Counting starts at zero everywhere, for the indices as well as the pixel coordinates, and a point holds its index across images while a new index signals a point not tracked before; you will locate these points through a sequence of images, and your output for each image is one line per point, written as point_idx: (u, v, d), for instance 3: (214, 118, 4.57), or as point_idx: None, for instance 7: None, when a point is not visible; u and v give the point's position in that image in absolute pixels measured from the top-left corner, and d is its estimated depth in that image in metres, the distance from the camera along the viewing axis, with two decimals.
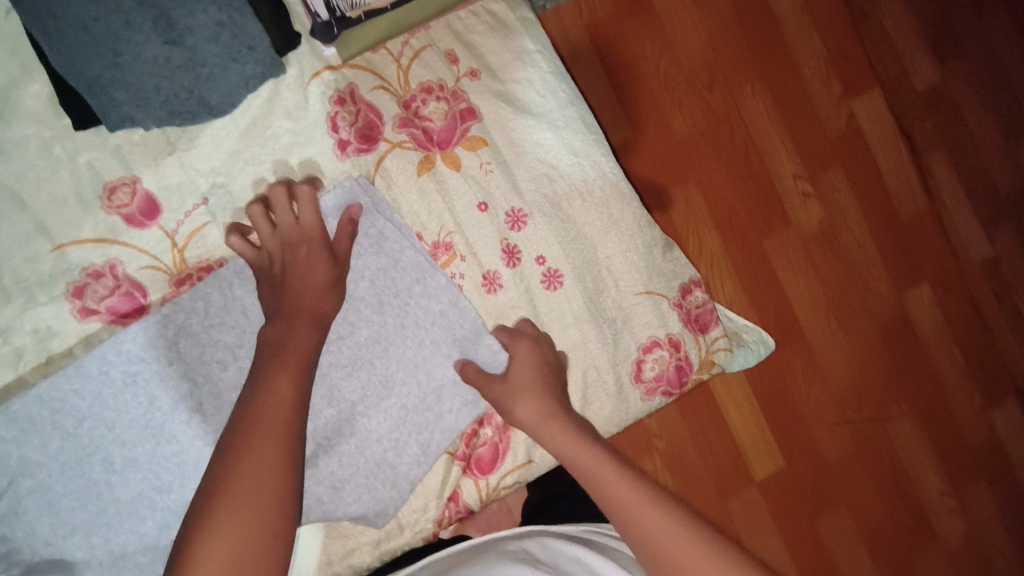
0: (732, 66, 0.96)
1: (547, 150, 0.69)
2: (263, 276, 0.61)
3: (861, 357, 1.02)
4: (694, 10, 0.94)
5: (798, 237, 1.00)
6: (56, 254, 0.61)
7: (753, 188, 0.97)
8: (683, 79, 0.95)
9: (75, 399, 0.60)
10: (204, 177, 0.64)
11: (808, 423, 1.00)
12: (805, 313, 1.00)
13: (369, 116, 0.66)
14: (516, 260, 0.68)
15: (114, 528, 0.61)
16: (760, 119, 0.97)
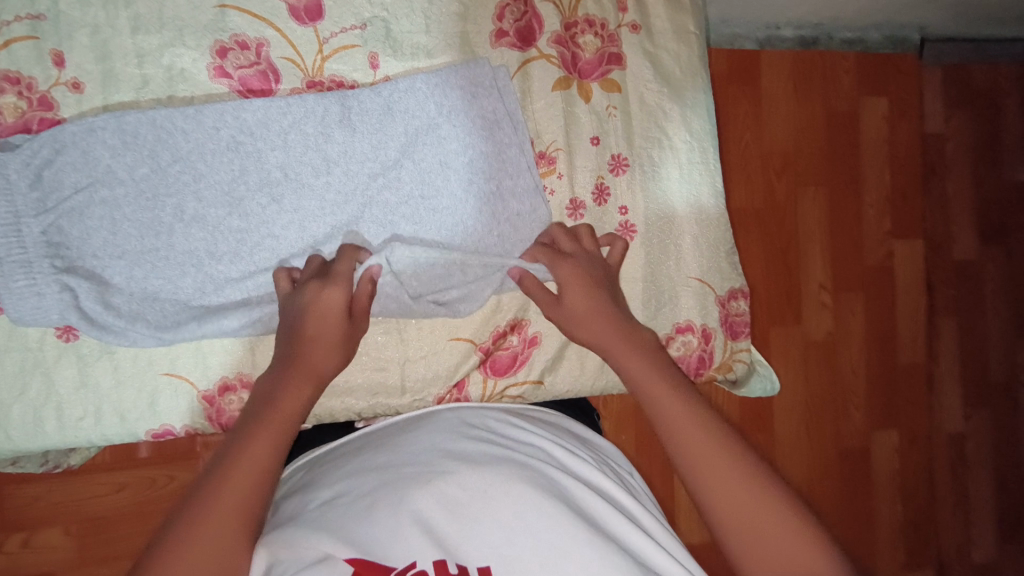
0: (804, 164, 1.08)
1: (668, 120, 0.75)
2: (394, 112, 0.66)
3: (814, 472, 1.13)
4: (792, 103, 1.06)
5: (803, 341, 1.11)
6: (217, 11, 0.64)
7: (781, 280, 1.08)
8: (759, 157, 1.06)
9: (179, 140, 0.62)
10: (370, 7, 0.67)
11: None
12: (781, 407, 1.11)
13: (532, 21, 0.71)
14: (604, 199, 0.73)
15: (156, 269, 0.62)
16: (811, 221, 1.09)
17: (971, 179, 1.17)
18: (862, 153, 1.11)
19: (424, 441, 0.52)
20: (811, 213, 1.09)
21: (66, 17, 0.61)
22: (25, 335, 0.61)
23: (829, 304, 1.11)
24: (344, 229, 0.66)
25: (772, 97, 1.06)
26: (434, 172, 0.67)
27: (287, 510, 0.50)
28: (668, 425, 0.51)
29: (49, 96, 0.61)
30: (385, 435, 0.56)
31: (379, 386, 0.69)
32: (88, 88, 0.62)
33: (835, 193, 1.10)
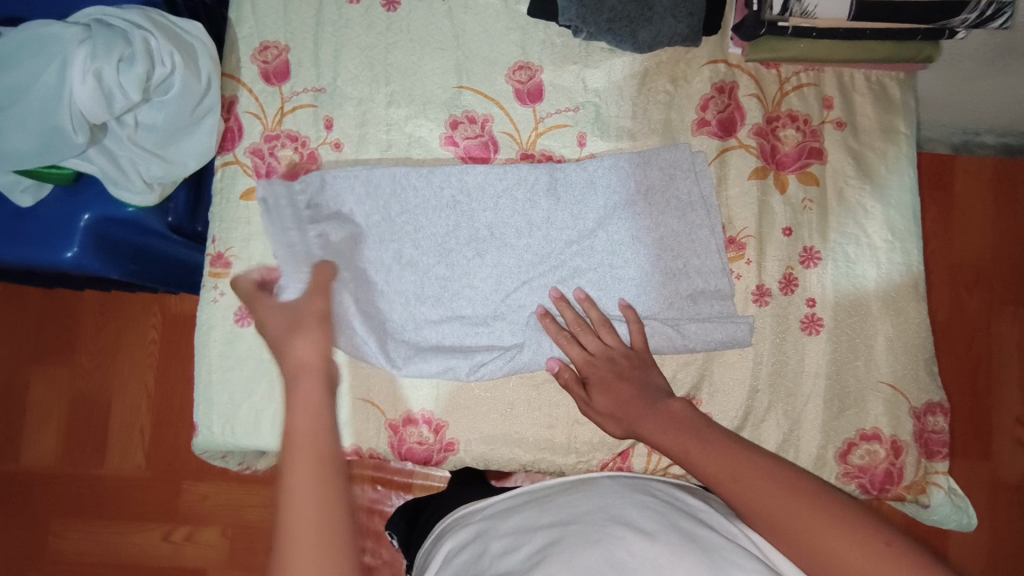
0: (1004, 282, 1.11)
1: (868, 216, 0.73)
2: (596, 188, 0.72)
3: None
4: (990, 220, 1.12)
5: (989, 472, 1.10)
6: (455, 91, 0.74)
7: (968, 397, 1.11)
8: (950, 269, 1.12)
9: (411, 194, 0.72)
10: (585, 93, 0.75)
11: None
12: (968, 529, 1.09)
13: (734, 113, 0.74)
14: (791, 289, 0.72)
15: (372, 303, 0.71)
16: (1005, 341, 1.11)
17: None
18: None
19: (582, 504, 0.55)
20: (1004, 332, 1.12)
21: (341, 91, 0.74)
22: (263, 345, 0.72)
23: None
24: (536, 288, 0.71)
25: (968, 210, 1.12)
26: (621, 245, 0.71)
27: (462, 559, 0.54)
28: (756, 490, 0.50)
29: (316, 152, 0.73)
30: (547, 494, 0.59)
31: (546, 442, 0.71)
32: (346, 148, 0.74)
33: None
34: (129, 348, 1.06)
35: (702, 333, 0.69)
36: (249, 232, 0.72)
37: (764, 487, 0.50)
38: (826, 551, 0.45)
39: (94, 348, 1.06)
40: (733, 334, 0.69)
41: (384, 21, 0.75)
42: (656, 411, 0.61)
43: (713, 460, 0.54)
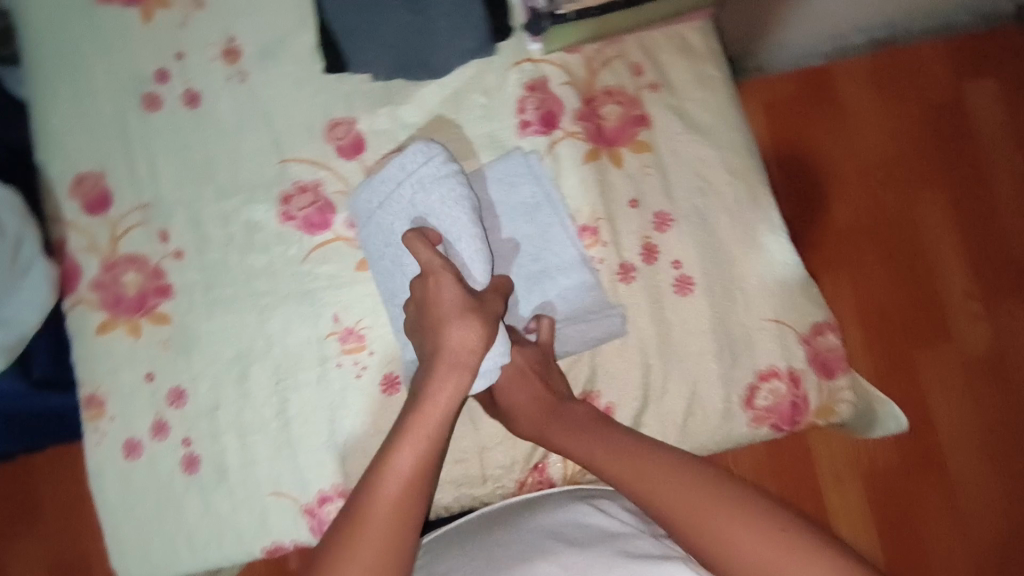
0: (910, 172, 1.23)
1: (707, 166, 0.73)
2: None
3: (1004, 498, 1.17)
4: (881, 121, 1.24)
5: (959, 357, 1.20)
6: (279, 167, 0.74)
7: (911, 287, 1.21)
8: (860, 173, 1.23)
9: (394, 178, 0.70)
10: (405, 129, 0.75)
11: (928, 536, 1.16)
12: (947, 413, 1.19)
13: (552, 104, 0.74)
14: (654, 258, 0.72)
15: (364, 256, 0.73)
16: (932, 223, 1.23)
17: None
18: (974, 144, 1.25)
19: (525, 536, 0.57)
20: (927, 215, 1.23)
21: (167, 201, 0.74)
22: (161, 470, 0.71)
23: (974, 303, 1.21)
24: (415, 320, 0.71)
25: (858, 115, 1.24)
26: (519, 251, 0.71)
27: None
28: (669, 497, 0.54)
29: (160, 267, 0.73)
30: (495, 518, 0.63)
31: (462, 477, 0.71)
32: (188, 254, 0.73)
33: (950, 193, 1.23)
34: (85, 501, 1.05)
35: (580, 336, 0.71)
36: (116, 363, 0.72)
37: (675, 488, 0.54)
38: (716, 528, 0.51)
39: (53, 511, 1.04)
40: (605, 322, 0.70)
41: (191, 121, 0.75)
42: (563, 417, 0.65)
43: (618, 459, 0.58)
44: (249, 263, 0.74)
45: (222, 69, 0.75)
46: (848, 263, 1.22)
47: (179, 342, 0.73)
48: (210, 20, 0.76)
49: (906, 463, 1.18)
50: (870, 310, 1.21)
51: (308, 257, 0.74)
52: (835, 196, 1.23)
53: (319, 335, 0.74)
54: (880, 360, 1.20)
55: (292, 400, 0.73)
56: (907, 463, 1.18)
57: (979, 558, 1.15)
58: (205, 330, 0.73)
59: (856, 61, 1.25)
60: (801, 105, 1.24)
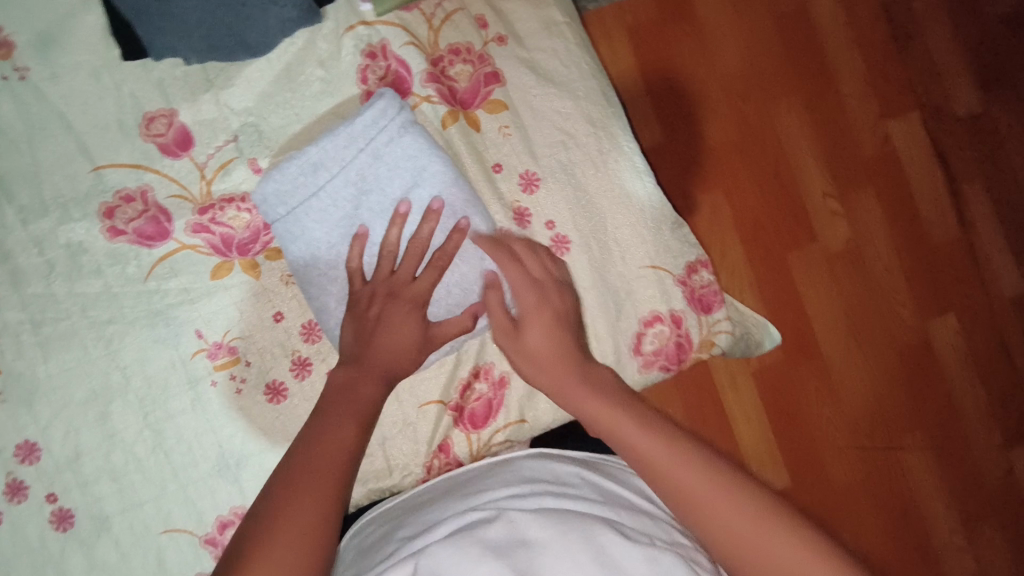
0: (764, 84, 1.28)
1: (566, 118, 0.71)
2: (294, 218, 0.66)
3: (872, 371, 1.31)
4: (732, 34, 1.26)
5: (825, 253, 1.30)
6: (94, 176, 0.65)
7: (776, 194, 1.28)
8: (720, 87, 1.26)
9: (340, 139, 0.62)
10: (236, 115, 0.67)
11: (812, 417, 1.28)
12: (817, 306, 1.29)
13: (398, 71, 0.69)
14: (527, 222, 0.70)
15: (300, 214, 0.62)
16: (788, 130, 1.29)
17: (900, 54, 1.33)
18: (822, 48, 1.30)
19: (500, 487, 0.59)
20: (786, 124, 1.29)
21: None
22: (27, 536, 0.64)
23: (833, 201, 1.30)
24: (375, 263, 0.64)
25: (711, 30, 1.26)
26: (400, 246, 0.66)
27: (375, 554, 0.57)
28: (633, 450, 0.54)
29: None
30: (452, 484, 0.64)
31: (365, 474, 0.68)
32: (2, 291, 0.64)
33: (804, 99, 1.29)
34: None
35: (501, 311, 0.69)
36: None
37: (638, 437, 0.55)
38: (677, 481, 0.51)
39: None
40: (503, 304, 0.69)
41: None
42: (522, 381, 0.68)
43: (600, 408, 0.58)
44: (80, 290, 0.65)
45: None
46: (717, 180, 1.26)
47: (16, 394, 0.64)
48: None
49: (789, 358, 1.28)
50: (742, 224, 1.27)
51: (151, 273, 0.66)
52: (704, 116, 1.26)
53: (183, 356, 0.66)
54: (755, 269, 1.27)
55: (166, 432, 0.66)
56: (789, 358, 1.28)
57: (853, 427, 1.30)
58: (43, 375, 0.64)
59: None
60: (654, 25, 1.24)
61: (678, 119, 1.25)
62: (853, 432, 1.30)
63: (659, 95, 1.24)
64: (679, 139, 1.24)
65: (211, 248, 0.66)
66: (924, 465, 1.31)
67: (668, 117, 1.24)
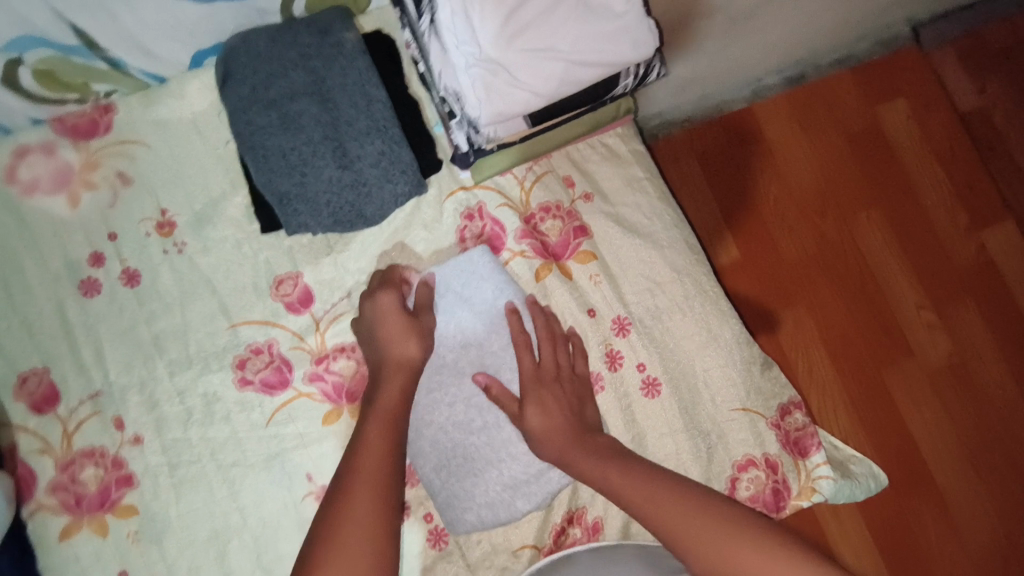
0: (844, 197, 1.20)
1: (652, 266, 0.75)
2: None
3: (996, 504, 1.13)
4: (803, 146, 1.21)
5: (923, 369, 1.16)
6: (230, 333, 0.74)
7: (866, 308, 1.17)
8: (795, 202, 1.20)
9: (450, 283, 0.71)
10: (351, 275, 0.75)
11: (936, 567, 1.10)
12: (926, 434, 1.14)
13: (493, 230, 0.76)
14: (618, 365, 0.73)
15: None
16: (873, 242, 1.19)
17: (980, 157, 1.24)
18: (897, 162, 1.22)
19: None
20: (864, 234, 1.20)
21: (119, 387, 0.72)
22: None
23: (925, 313, 1.18)
24: (480, 411, 0.69)
25: (783, 144, 1.21)
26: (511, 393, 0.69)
27: None
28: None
29: (119, 456, 0.70)
30: None
31: None
32: (146, 437, 0.71)
33: (885, 211, 1.21)
34: None
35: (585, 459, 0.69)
36: (83, 568, 0.69)
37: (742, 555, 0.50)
38: None
39: None
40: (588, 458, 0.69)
41: (133, 300, 0.74)
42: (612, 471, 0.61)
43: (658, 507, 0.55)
44: (211, 434, 0.72)
45: (159, 242, 0.75)
46: (794, 295, 1.17)
47: (149, 534, 0.69)
48: (138, 195, 0.76)
49: (903, 481, 1.13)
50: (831, 341, 1.16)
51: (271, 419, 0.72)
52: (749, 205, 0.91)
53: (294, 498, 0.71)
54: (848, 389, 1.14)
55: (276, 572, 0.69)
56: (901, 480, 1.13)
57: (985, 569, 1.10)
58: (173, 514, 0.70)
59: (776, 102, 1.21)
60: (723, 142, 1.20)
61: (748, 234, 1.18)
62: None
63: (732, 209, 1.19)
64: (747, 256, 1.17)
65: (324, 396, 0.73)
66: None
67: (737, 233, 1.18)
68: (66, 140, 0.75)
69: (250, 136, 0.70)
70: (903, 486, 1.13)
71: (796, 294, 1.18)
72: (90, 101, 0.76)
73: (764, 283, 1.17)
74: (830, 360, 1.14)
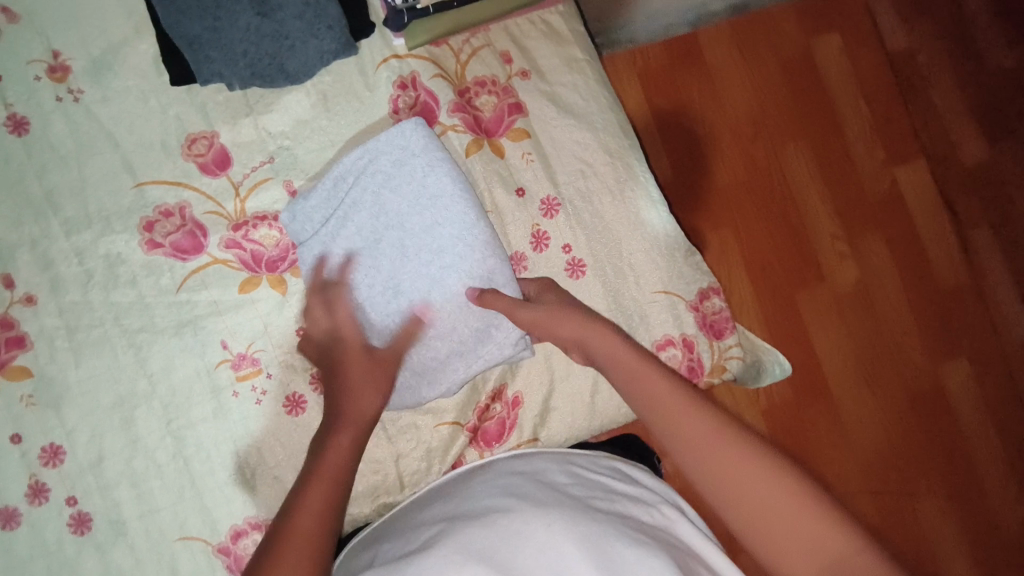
0: (773, 124, 1.21)
1: (585, 148, 0.75)
2: (331, 211, 0.66)
3: (886, 421, 1.19)
4: (737, 71, 1.20)
5: (832, 294, 1.20)
6: (136, 192, 0.68)
7: (785, 234, 1.19)
8: (725, 125, 1.20)
9: (384, 163, 0.65)
10: (272, 139, 0.71)
11: (827, 473, 1.17)
12: (829, 355, 1.19)
13: (426, 101, 0.72)
14: (543, 245, 0.73)
15: (345, 205, 0.66)
16: (796, 169, 1.21)
17: (901, 94, 1.26)
18: (825, 92, 1.23)
19: (502, 498, 0.55)
20: (791, 162, 1.21)
21: (7, 243, 0.66)
22: (44, 538, 0.65)
23: (839, 241, 1.21)
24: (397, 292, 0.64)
25: (717, 66, 1.20)
26: (432, 277, 0.63)
27: (378, 547, 0.56)
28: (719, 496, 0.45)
29: (9, 316, 0.66)
30: (447, 488, 0.62)
31: (377, 487, 0.70)
32: (40, 297, 0.66)
33: (810, 140, 1.22)
34: None
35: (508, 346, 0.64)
36: None
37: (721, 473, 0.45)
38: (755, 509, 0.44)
39: None
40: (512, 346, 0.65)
41: (22, 150, 0.67)
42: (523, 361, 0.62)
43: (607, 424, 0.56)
44: (114, 298, 0.67)
45: (51, 88, 0.68)
46: (719, 217, 1.18)
47: (45, 398, 0.65)
48: (25, 34, 0.67)
49: (805, 398, 1.18)
50: (750, 263, 1.18)
51: (182, 285, 0.68)
52: None
53: (207, 366, 0.68)
54: (761, 311, 1.18)
55: (188, 439, 0.67)
56: (803, 397, 1.18)
57: (871, 475, 1.18)
58: (73, 379, 0.66)
59: (713, 26, 1.20)
60: (659, 64, 1.19)
61: (678, 154, 1.18)
62: (868, 481, 1.18)
63: (664, 130, 1.18)
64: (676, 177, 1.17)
65: (241, 263, 0.69)
66: (946, 514, 1.18)
67: (668, 154, 1.18)
68: None
69: None
70: (805, 401, 1.18)
71: (721, 217, 1.19)
72: None
73: (690, 205, 1.18)
74: (747, 281, 1.17)
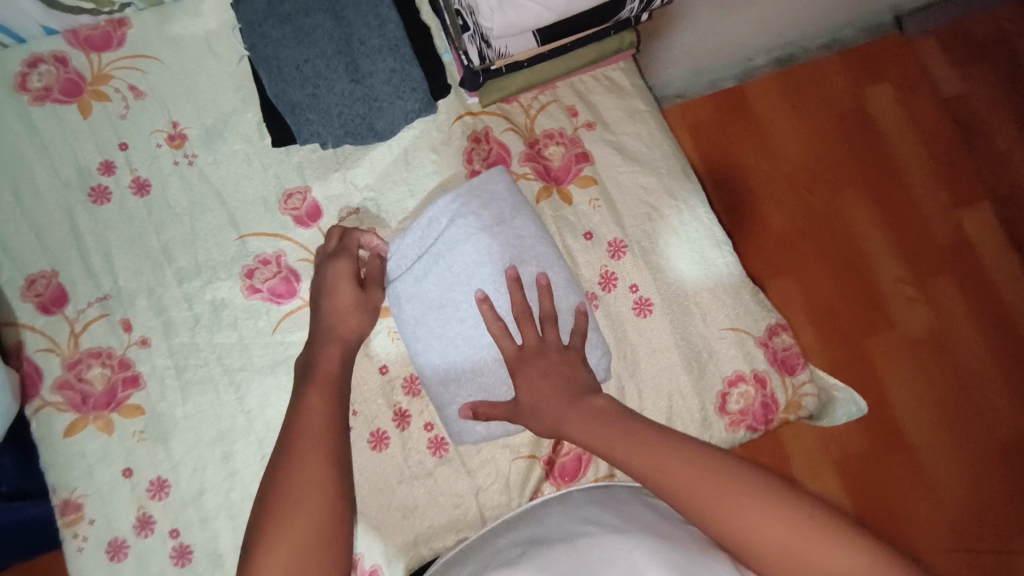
0: (830, 171, 1.22)
1: (649, 193, 0.78)
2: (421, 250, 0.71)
3: (971, 471, 1.13)
4: (791, 122, 1.23)
5: (904, 339, 1.17)
6: (239, 244, 0.75)
7: (849, 279, 1.19)
8: (781, 175, 1.22)
9: (478, 208, 0.70)
10: (359, 192, 0.77)
11: (910, 526, 1.11)
12: (904, 401, 1.15)
13: (499, 153, 0.78)
14: (612, 285, 0.76)
15: (436, 244, 0.70)
16: (856, 215, 1.21)
17: (960, 139, 1.25)
18: (882, 139, 1.24)
19: (579, 524, 0.57)
20: (851, 208, 1.22)
21: (127, 291, 0.73)
22: (149, 568, 0.69)
23: (907, 285, 1.19)
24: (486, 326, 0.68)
25: (771, 119, 1.23)
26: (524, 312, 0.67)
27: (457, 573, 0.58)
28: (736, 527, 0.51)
29: (126, 357, 0.72)
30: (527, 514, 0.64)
31: (458, 522, 0.72)
32: (154, 340, 0.73)
33: (870, 186, 1.23)
34: None
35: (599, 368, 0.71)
36: (89, 464, 0.70)
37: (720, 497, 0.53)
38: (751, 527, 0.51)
39: None
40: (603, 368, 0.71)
41: (142, 209, 0.75)
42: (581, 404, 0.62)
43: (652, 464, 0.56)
44: (218, 340, 0.73)
45: (169, 154, 0.76)
46: (780, 264, 1.19)
47: (155, 434, 0.71)
48: (149, 108, 0.77)
49: (880, 445, 1.14)
50: (814, 309, 1.18)
51: (278, 327, 0.74)
52: None
53: None
54: (829, 357, 1.16)
55: None
56: (878, 444, 1.14)
57: (959, 529, 1.11)
58: (179, 415, 0.71)
59: (765, 80, 1.24)
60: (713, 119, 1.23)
61: (735, 203, 1.21)
62: (956, 535, 1.11)
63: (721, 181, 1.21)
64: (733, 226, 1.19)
65: None
66: None
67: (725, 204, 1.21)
68: (78, 51, 0.76)
69: (263, 48, 0.71)
70: (881, 449, 1.14)
71: (782, 263, 1.20)
72: (103, 15, 0.77)
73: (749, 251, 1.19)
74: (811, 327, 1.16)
